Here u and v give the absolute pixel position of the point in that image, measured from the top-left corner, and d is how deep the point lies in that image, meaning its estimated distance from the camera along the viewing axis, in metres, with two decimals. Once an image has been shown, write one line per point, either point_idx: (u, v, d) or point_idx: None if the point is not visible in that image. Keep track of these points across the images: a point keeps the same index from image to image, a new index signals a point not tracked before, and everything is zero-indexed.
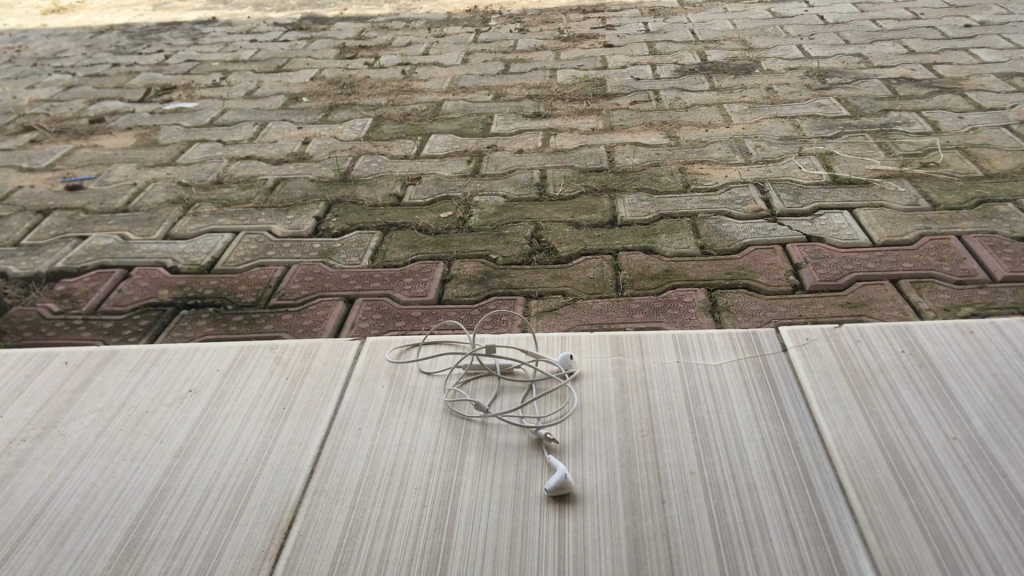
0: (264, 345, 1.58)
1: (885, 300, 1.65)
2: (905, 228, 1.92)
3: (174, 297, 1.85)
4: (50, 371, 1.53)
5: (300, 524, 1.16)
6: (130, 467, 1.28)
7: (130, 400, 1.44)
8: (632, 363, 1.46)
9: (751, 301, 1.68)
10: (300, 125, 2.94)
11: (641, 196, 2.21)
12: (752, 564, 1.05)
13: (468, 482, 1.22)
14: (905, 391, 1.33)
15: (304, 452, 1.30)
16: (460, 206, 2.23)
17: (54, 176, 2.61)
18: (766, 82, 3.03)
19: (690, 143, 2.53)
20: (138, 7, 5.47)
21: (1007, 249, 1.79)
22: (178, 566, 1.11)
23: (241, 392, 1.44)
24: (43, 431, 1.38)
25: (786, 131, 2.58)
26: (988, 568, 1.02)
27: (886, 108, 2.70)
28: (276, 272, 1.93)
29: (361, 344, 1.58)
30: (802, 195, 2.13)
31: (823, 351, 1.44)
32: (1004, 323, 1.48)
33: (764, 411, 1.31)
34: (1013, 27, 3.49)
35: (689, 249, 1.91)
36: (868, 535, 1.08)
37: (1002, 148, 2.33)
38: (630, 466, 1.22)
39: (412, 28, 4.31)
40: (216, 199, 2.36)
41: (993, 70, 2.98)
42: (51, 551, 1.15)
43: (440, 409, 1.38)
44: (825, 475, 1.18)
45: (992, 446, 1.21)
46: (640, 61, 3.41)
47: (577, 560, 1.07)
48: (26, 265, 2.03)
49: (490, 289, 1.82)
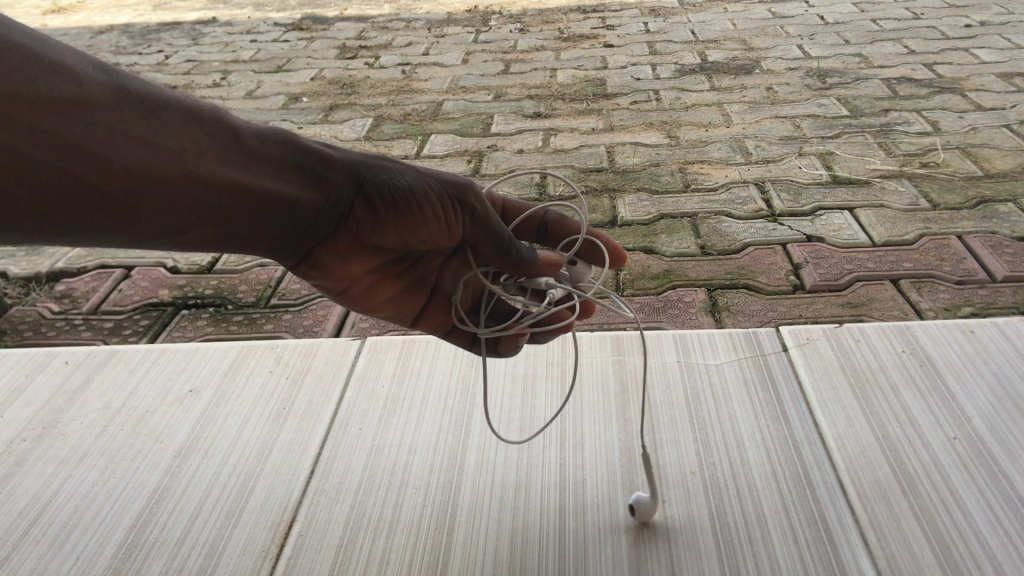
0: (264, 345, 1.57)
1: (885, 300, 1.65)
2: (905, 227, 1.92)
3: (174, 297, 1.85)
4: (50, 371, 1.53)
5: (301, 524, 1.16)
6: (131, 468, 1.28)
7: (130, 400, 1.44)
8: (633, 363, 1.45)
9: (751, 301, 1.69)
10: (300, 125, 2.94)
11: (641, 196, 2.21)
12: (752, 564, 1.05)
13: (468, 482, 1.22)
14: (905, 391, 1.33)
15: (305, 452, 1.30)
16: None
17: None
18: (767, 83, 3.03)
19: (690, 143, 2.53)
20: (138, 7, 5.45)
21: (1008, 249, 1.79)
22: (179, 567, 1.11)
23: (242, 392, 1.44)
24: (43, 431, 1.38)
25: (786, 131, 2.58)
26: (988, 568, 1.02)
27: (886, 108, 2.70)
28: (275, 272, 1.93)
29: (361, 344, 1.57)
30: (802, 195, 2.13)
31: (823, 351, 1.44)
32: (1005, 323, 1.48)
33: (764, 411, 1.31)
34: (1013, 28, 3.49)
35: (689, 249, 1.91)
36: (868, 535, 1.08)
37: (1003, 148, 2.33)
38: (630, 465, 1.22)
39: (413, 28, 4.31)
40: None
41: (992, 70, 2.98)
42: (52, 551, 1.15)
43: (442, 408, 1.38)
44: (825, 476, 1.18)
45: (992, 446, 1.21)
46: (640, 61, 3.41)
47: (577, 560, 1.07)
48: (26, 265, 2.03)
49: None
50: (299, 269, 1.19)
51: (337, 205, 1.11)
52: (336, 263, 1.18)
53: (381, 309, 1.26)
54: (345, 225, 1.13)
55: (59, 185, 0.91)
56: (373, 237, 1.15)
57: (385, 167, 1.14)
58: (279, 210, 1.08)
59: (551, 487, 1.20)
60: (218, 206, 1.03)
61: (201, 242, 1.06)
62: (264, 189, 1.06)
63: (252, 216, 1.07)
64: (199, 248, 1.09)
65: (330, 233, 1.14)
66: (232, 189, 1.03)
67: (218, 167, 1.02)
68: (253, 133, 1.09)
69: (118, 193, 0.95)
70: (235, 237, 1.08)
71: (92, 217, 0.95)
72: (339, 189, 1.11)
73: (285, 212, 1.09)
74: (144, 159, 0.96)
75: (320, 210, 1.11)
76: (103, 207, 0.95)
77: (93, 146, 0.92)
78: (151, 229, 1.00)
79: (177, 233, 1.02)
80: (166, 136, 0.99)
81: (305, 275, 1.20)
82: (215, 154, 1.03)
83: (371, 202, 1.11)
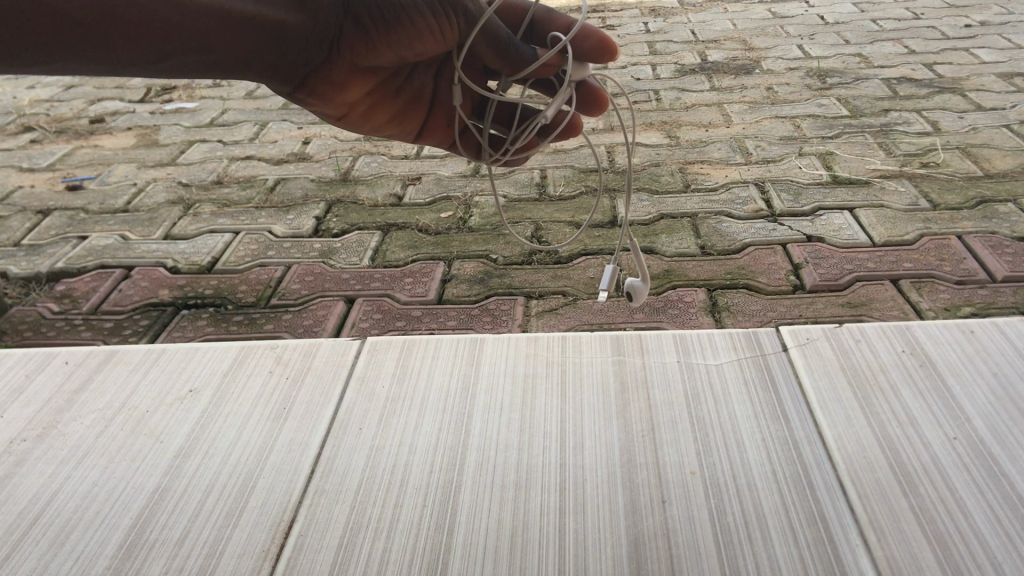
0: (264, 345, 1.57)
1: (885, 300, 1.65)
2: (905, 228, 1.92)
3: (174, 297, 1.85)
4: (50, 371, 1.53)
5: (300, 524, 1.16)
6: (131, 468, 1.28)
7: (130, 400, 1.43)
8: (633, 363, 1.45)
9: (750, 300, 1.69)
10: (300, 125, 2.94)
11: (641, 196, 2.21)
12: (752, 564, 1.05)
13: (468, 482, 1.22)
14: (905, 390, 1.33)
15: (304, 452, 1.30)
16: (460, 206, 2.23)
17: (54, 176, 2.61)
18: (767, 83, 3.03)
19: (690, 143, 2.53)
20: None
21: (1008, 249, 1.79)
22: (179, 567, 1.11)
23: (242, 393, 1.44)
24: (43, 431, 1.38)
25: (786, 131, 2.58)
26: (988, 567, 1.02)
27: (886, 108, 2.70)
28: (275, 272, 1.93)
29: (361, 344, 1.56)
30: (802, 195, 2.13)
31: (823, 351, 1.44)
32: (1005, 323, 1.48)
33: (764, 411, 1.31)
34: (1013, 28, 3.49)
35: (689, 249, 1.91)
36: (868, 535, 1.08)
37: (1003, 148, 2.33)
38: (631, 465, 1.22)
39: None
40: (216, 199, 2.36)
41: (992, 70, 2.98)
42: (52, 551, 1.15)
43: (441, 407, 1.38)
44: (824, 475, 1.18)
45: (992, 446, 1.21)
46: (640, 61, 3.41)
47: (577, 560, 1.08)
48: (26, 265, 2.03)
49: (490, 288, 1.82)
50: (302, 95, 1.38)
51: (327, 27, 1.27)
52: (336, 87, 1.37)
53: (382, 122, 1.48)
54: (338, 45, 1.30)
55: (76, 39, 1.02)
56: (366, 58, 1.32)
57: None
58: (263, 31, 1.22)
59: (551, 486, 1.20)
60: (195, 29, 1.14)
61: (185, 67, 1.18)
62: (235, 12, 1.18)
63: (230, 39, 1.19)
64: (182, 72, 1.20)
65: (324, 54, 1.31)
66: (204, 11, 1.14)
67: None
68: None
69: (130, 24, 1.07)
70: (221, 59, 1.21)
71: (73, 45, 1.02)
72: (327, 12, 1.26)
73: (266, 33, 1.23)
74: None
75: (312, 32, 1.27)
76: (82, 35, 1.03)
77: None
78: (132, 57, 1.10)
79: (159, 58, 1.13)
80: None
81: (309, 99, 1.39)
82: None
83: (360, 19, 1.27)
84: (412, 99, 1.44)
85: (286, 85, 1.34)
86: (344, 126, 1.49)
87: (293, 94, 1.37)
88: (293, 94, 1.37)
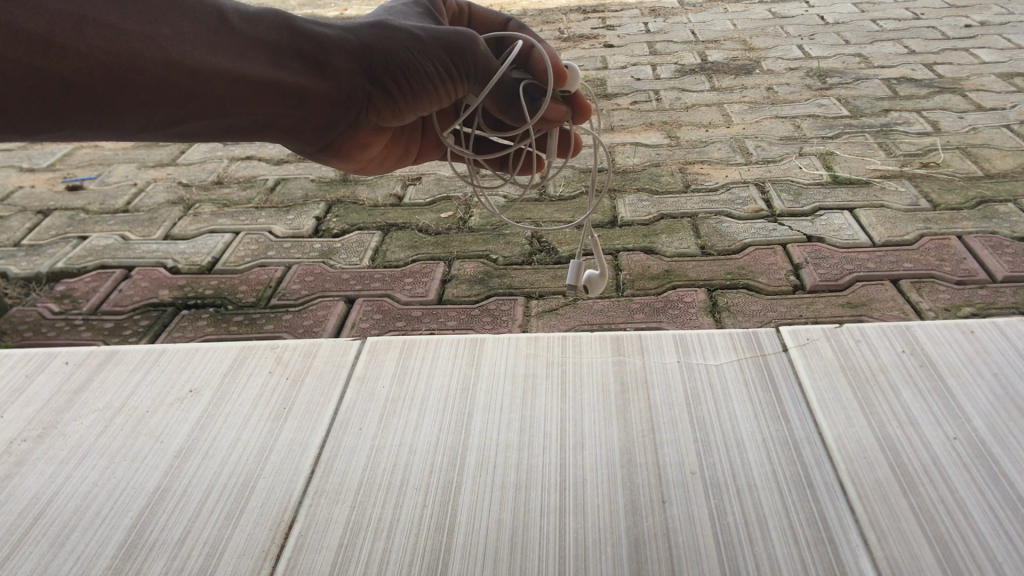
0: (264, 345, 1.57)
1: (885, 300, 1.65)
2: (905, 228, 1.92)
3: (174, 297, 1.85)
4: (51, 371, 1.53)
5: (301, 524, 1.16)
6: (131, 467, 1.28)
7: (130, 400, 1.43)
8: (633, 363, 1.45)
9: (750, 300, 1.69)
10: None
11: (641, 196, 2.21)
12: (752, 564, 1.05)
13: (468, 482, 1.22)
14: (905, 391, 1.33)
15: (304, 452, 1.30)
16: (460, 206, 2.23)
17: (54, 176, 2.61)
18: (767, 83, 3.03)
19: (690, 143, 2.53)
20: None
21: (1008, 249, 1.79)
22: (179, 567, 1.11)
23: (241, 393, 1.44)
24: (43, 431, 1.38)
25: (785, 131, 2.58)
26: (988, 567, 1.02)
27: (886, 108, 2.70)
28: (275, 272, 1.93)
29: (361, 344, 1.57)
30: (802, 195, 2.13)
31: (823, 351, 1.44)
32: (1005, 323, 1.48)
33: (764, 410, 1.31)
34: (1012, 28, 3.49)
35: (689, 249, 1.91)
36: (868, 535, 1.08)
37: (1003, 148, 2.33)
38: (631, 466, 1.22)
39: None
40: (216, 199, 2.36)
41: (992, 70, 2.98)
42: (51, 552, 1.15)
43: (441, 408, 1.38)
44: (825, 475, 1.18)
45: (992, 446, 1.21)
46: (639, 61, 3.41)
47: (577, 560, 1.08)
48: (26, 265, 2.03)
49: (489, 288, 1.82)
50: (324, 155, 1.32)
51: (355, 95, 1.18)
52: (358, 145, 1.33)
53: (395, 156, 1.45)
54: (363, 112, 1.23)
55: (72, 104, 0.94)
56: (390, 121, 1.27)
57: (384, 37, 1.15)
58: (283, 95, 1.12)
59: (551, 486, 1.20)
60: (208, 96, 1.04)
61: (201, 130, 1.10)
62: (252, 77, 1.07)
63: (248, 104, 1.10)
64: (202, 136, 1.12)
65: (350, 120, 1.24)
66: (220, 76, 1.04)
67: (205, 57, 1.02)
68: (239, 16, 1.09)
69: (142, 89, 0.98)
70: (242, 123, 1.13)
71: (75, 111, 0.95)
72: (353, 82, 1.16)
73: (289, 98, 1.13)
74: (121, 50, 0.94)
75: (339, 101, 1.18)
76: (82, 102, 0.95)
77: (62, 38, 0.90)
78: (141, 121, 1.02)
79: (172, 124, 1.06)
80: (146, 24, 0.97)
81: (330, 158, 1.35)
82: (202, 40, 1.02)
83: (388, 90, 1.18)
84: (416, 130, 1.42)
85: (309, 146, 1.28)
86: (359, 172, 1.46)
87: (315, 151, 1.32)
88: (315, 153, 1.32)
